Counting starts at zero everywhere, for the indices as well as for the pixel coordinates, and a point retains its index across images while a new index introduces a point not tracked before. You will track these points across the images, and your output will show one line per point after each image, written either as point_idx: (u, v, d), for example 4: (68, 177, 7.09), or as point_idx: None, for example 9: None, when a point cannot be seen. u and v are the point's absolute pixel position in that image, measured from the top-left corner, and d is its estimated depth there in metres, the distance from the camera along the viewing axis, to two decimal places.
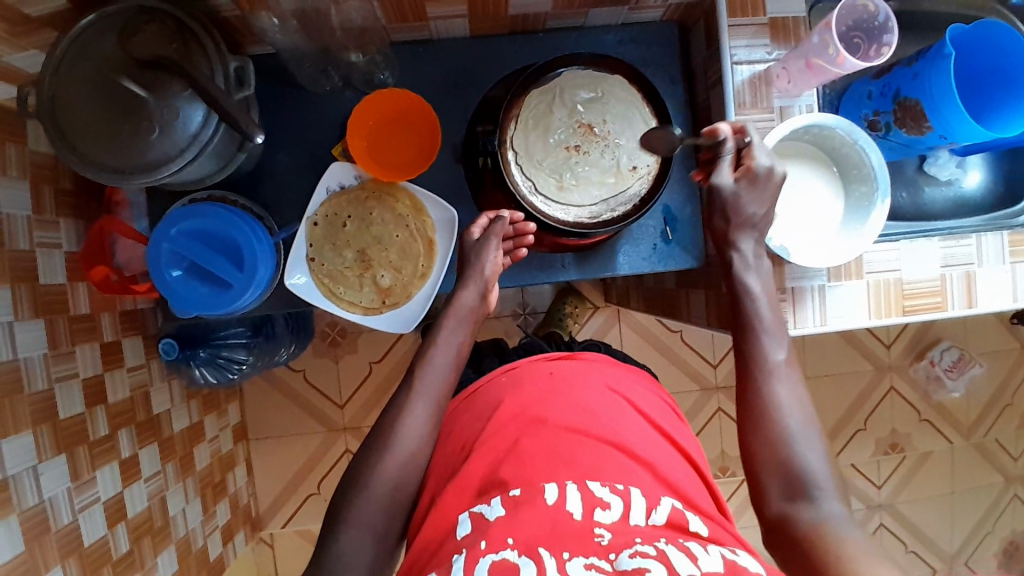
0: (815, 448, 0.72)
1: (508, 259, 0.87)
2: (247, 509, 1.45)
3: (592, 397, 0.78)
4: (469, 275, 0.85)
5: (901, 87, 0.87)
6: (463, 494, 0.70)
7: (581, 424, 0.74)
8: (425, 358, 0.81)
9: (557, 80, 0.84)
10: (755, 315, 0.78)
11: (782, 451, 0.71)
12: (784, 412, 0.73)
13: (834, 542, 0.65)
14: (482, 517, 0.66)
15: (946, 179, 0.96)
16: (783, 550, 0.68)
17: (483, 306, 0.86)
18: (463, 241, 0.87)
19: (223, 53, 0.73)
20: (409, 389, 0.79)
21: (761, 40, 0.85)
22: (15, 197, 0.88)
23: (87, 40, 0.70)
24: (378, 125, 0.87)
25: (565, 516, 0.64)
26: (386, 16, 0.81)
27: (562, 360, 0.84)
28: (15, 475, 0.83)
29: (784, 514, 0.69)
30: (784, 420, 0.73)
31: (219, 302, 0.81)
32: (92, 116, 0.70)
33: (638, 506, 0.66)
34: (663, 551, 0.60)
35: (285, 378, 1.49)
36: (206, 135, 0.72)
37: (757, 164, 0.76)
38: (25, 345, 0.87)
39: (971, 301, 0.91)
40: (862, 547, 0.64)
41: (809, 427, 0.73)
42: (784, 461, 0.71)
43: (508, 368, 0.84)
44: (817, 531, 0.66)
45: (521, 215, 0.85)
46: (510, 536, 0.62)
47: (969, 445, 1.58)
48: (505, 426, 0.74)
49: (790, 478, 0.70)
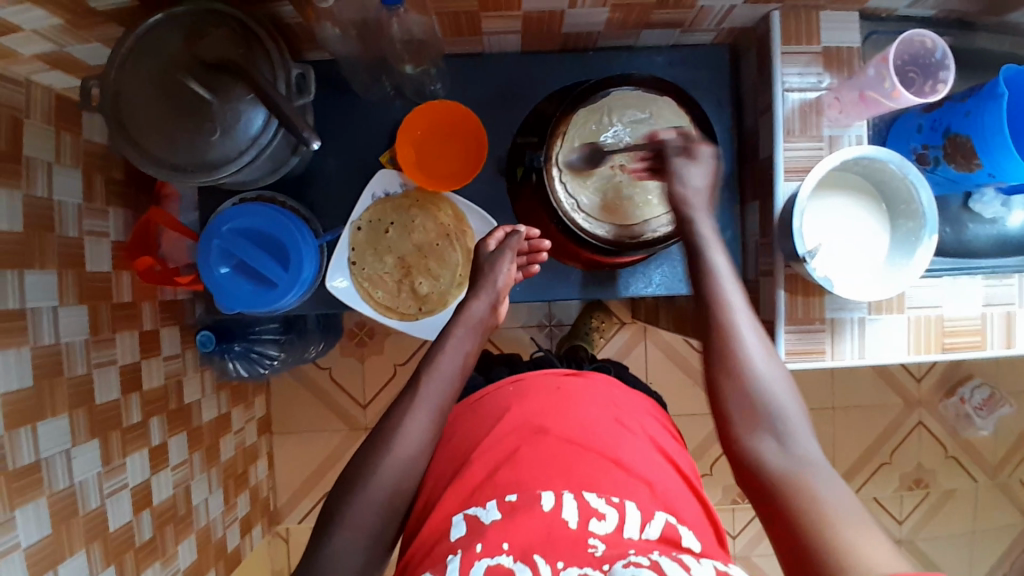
0: (780, 386, 0.72)
1: (520, 273, 0.90)
2: (265, 502, 1.47)
3: (596, 416, 0.75)
4: (481, 285, 0.85)
5: (952, 124, 0.85)
6: (459, 492, 0.69)
7: (582, 439, 0.72)
8: (431, 365, 0.80)
9: (606, 100, 0.86)
10: (712, 265, 0.78)
11: (746, 388, 0.71)
12: (747, 351, 0.73)
13: (805, 483, 0.63)
14: (477, 521, 0.65)
15: (990, 217, 0.92)
16: (744, 475, 0.69)
17: (493, 318, 0.86)
18: (479, 252, 0.88)
19: (287, 60, 0.74)
20: (412, 395, 0.77)
21: (814, 69, 0.85)
22: (66, 184, 0.89)
23: (152, 38, 0.71)
24: (426, 134, 0.89)
25: (560, 524, 0.63)
26: (442, 29, 0.83)
27: (571, 376, 0.81)
28: (48, 457, 0.84)
29: (748, 450, 0.69)
30: (748, 357, 0.73)
31: (263, 299, 0.84)
32: (155, 113, 0.71)
33: (632, 520, 0.64)
34: (656, 563, 0.58)
35: (311, 375, 1.51)
36: (265, 139, 0.73)
37: (698, 149, 0.82)
38: (68, 329, 0.88)
39: (1011, 341, 0.90)
40: (828, 485, 0.63)
41: (769, 361, 0.73)
42: (747, 397, 0.71)
43: (515, 380, 0.82)
44: (784, 471, 0.65)
45: (538, 232, 0.89)
46: (506, 541, 0.61)
47: (994, 485, 1.55)
48: (506, 436, 0.73)
49: (753, 410, 0.70)
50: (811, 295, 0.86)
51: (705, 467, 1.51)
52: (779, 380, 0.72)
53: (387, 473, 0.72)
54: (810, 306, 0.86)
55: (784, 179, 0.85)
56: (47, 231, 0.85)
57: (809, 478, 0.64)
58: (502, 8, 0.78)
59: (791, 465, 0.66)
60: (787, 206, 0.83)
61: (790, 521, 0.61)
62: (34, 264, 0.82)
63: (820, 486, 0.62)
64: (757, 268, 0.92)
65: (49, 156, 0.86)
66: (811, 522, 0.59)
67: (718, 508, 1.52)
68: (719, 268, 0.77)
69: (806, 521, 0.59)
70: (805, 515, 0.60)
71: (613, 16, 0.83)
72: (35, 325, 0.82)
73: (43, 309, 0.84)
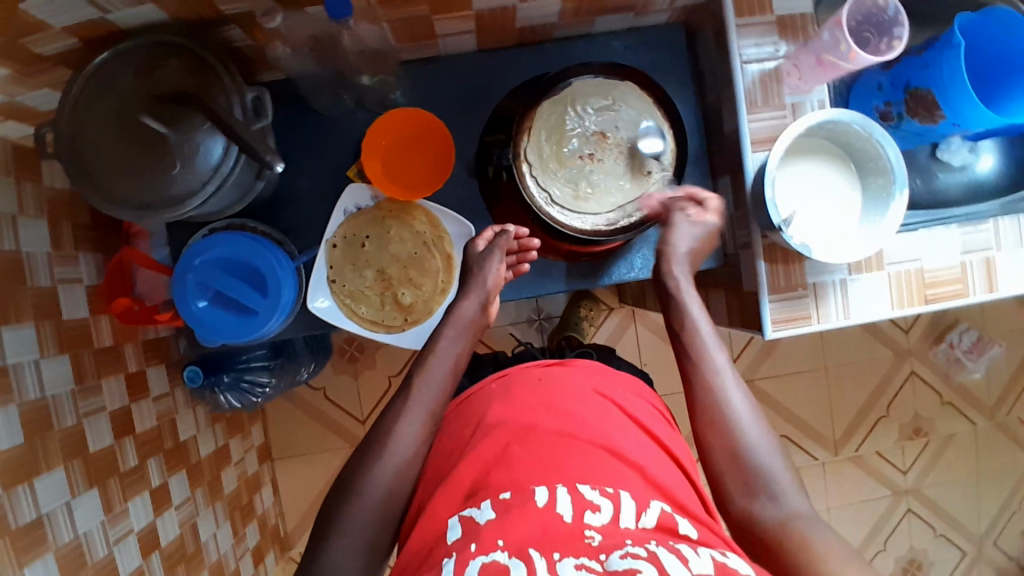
0: (764, 442, 0.74)
1: (510, 273, 0.91)
2: (275, 530, 1.45)
3: (584, 406, 0.75)
4: (472, 285, 0.87)
5: (912, 78, 0.85)
6: (453, 497, 0.68)
7: (572, 429, 0.72)
8: (424, 367, 0.80)
9: (568, 91, 0.86)
10: (694, 323, 0.83)
11: (734, 445, 0.73)
12: (733, 408, 0.76)
13: (799, 535, 0.66)
14: (472, 522, 0.63)
15: (960, 165, 0.93)
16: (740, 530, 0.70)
17: (484, 318, 0.87)
18: (469, 252, 0.89)
19: (240, 85, 0.73)
20: (406, 396, 0.77)
21: (770, 38, 0.85)
22: (34, 235, 0.87)
23: (104, 77, 0.70)
24: (392, 145, 0.88)
25: (556, 520, 0.61)
26: (395, 36, 0.82)
27: (554, 367, 0.81)
28: (50, 513, 0.82)
29: (744, 511, 0.71)
30: (734, 415, 0.75)
31: (246, 328, 0.83)
32: (113, 152, 0.70)
33: (627, 509, 0.63)
34: (654, 553, 0.55)
35: (305, 396, 1.51)
36: (226, 167, 0.72)
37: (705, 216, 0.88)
38: (52, 381, 0.86)
39: (992, 285, 0.90)
40: (823, 535, 0.65)
41: (755, 419, 0.76)
42: (737, 455, 0.73)
43: (500, 376, 0.82)
44: (781, 525, 0.68)
45: (525, 231, 0.90)
46: (501, 538, 0.58)
47: (992, 425, 1.57)
48: (495, 432, 0.72)
49: (746, 470, 0.72)
50: (791, 263, 0.86)
51: None
52: (765, 438, 0.74)
53: (390, 487, 0.71)
54: (792, 274, 0.87)
55: (752, 150, 0.85)
56: (19, 285, 0.83)
57: (805, 529, 0.66)
58: (453, 9, 0.78)
59: (786, 520, 0.68)
60: (758, 177, 0.83)
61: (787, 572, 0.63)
62: (10, 319, 0.81)
63: (815, 538, 0.65)
64: (736, 243, 0.92)
65: (13, 209, 0.84)
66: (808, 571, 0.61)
67: None
68: (700, 324, 0.82)
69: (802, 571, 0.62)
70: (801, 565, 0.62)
71: (565, 6, 0.83)
72: (18, 381, 0.81)
73: (25, 364, 0.82)
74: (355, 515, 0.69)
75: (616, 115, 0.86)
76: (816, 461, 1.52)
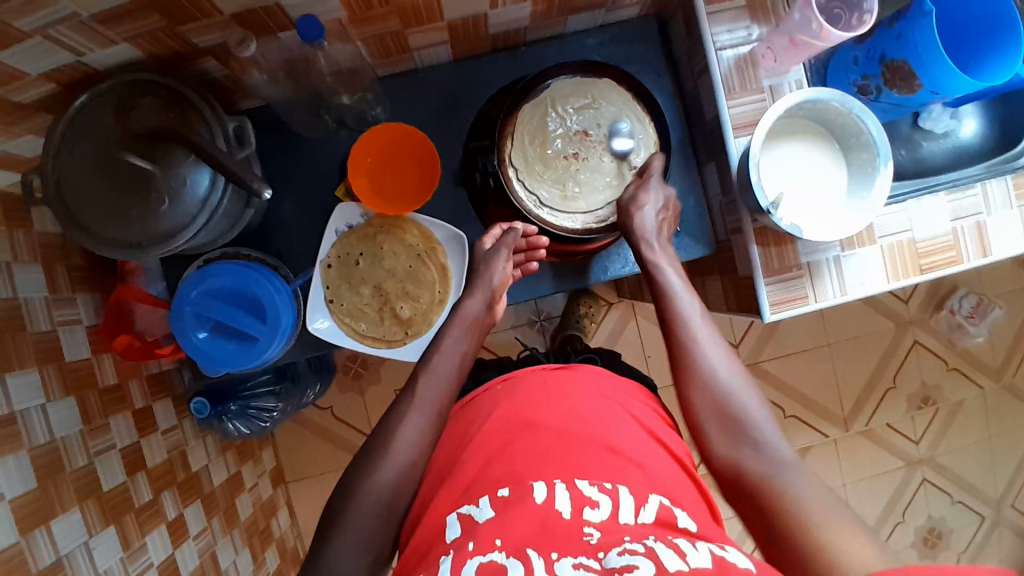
0: (744, 391, 0.75)
1: (519, 271, 0.91)
2: (295, 552, 1.45)
3: (588, 406, 0.75)
4: (476, 284, 0.87)
5: (886, 49, 0.85)
6: (453, 493, 0.68)
7: (574, 428, 0.72)
8: (427, 366, 0.80)
9: (546, 92, 0.86)
10: (668, 284, 0.83)
11: (714, 397, 0.75)
12: (711, 364, 0.77)
13: (779, 484, 0.67)
14: (471, 519, 0.63)
15: (942, 132, 0.93)
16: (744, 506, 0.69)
17: (488, 317, 0.87)
18: (476, 250, 0.89)
19: (220, 115, 0.74)
20: (409, 397, 0.77)
21: (741, 23, 0.85)
22: (30, 280, 0.86)
23: (82, 121, 0.70)
24: (376, 161, 0.88)
25: (554, 515, 0.61)
26: (370, 53, 0.83)
27: (559, 371, 0.81)
28: (69, 554, 0.82)
29: (728, 460, 0.72)
30: (713, 370, 0.76)
31: (247, 357, 0.84)
32: (99, 194, 0.70)
33: (627, 505, 0.63)
34: (652, 549, 0.55)
35: (313, 416, 1.51)
36: (214, 199, 0.73)
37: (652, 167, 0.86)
38: (61, 424, 0.87)
39: (985, 250, 0.90)
40: (803, 483, 0.66)
41: (733, 371, 0.77)
42: (717, 409, 0.74)
43: (505, 378, 0.82)
44: (761, 471, 0.69)
45: (534, 229, 0.87)
46: (499, 538, 0.59)
47: (1001, 387, 1.57)
48: (497, 431, 0.73)
49: (725, 421, 0.73)
50: (784, 245, 0.87)
51: None
52: (743, 388, 0.75)
53: (402, 500, 0.71)
54: (785, 255, 0.87)
55: (734, 136, 0.86)
56: (19, 330, 0.83)
57: (782, 475, 0.68)
58: (424, 20, 0.78)
59: (769, 470, 0.69)
60: (742, 161, 0.83)
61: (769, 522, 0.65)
62: (14, 365, 0.81)
63: (794, 486, 0.66)
64: (727, 229, 0.93)
65: (6, 256, 0.83)
66: (787, 518, 0.63)
67: None
68: (674, 286, 0.82)
69: (781, 521, 0.64)
70: (781, 512, 0.64)
71: (536, 8, 0.83)
72: (26, 426, 0.81)
73: (32, 409, 0.82)
74: (372, 532, 0.69)
75: (597, 113, 0.87)
76: (827, 438, 1.52)
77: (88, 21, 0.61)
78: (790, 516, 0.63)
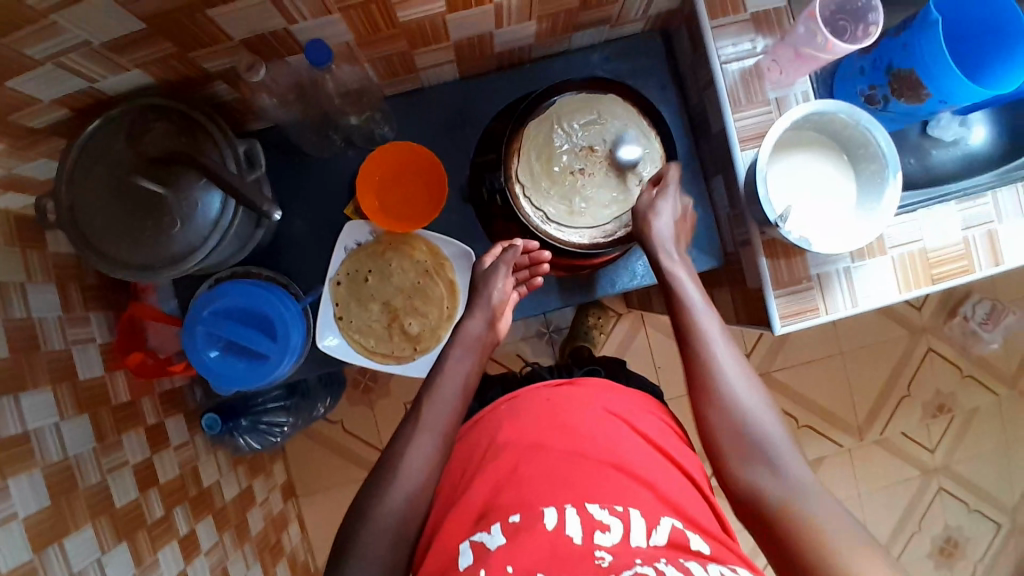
0: (765, 416, 0.73)
1: (524, 288, 0.91)
2: (307, 565, 1.45)
3: (596, 425, 0.75)
4: (476, 303, 0.86)
5: (893, 59, 0.85)
6: (464, 520, 0.68)
7: (582, 448, 0.72)
8: (432, 389, 0.80)
9: (552, 108, 0.87)
10: (687, 299, 0.81)
11: (735, 419, 0.73)
12: (733, 385, 0.75)
13: (802, 513, 0.65)
14: (483, 546, 0.63)
15: (952, 140, 0.92)
16: (763, 535, 0.67)
17: (492, 335, 0.87)
18: (476, 269, 0.89)
19: (232, 139, 0.75)
20: (414, 421, 0.77)
21: (746, 36, 0.85)
22: (44, 299, 0.87)
23: (95, 145, 0.71)
24: (383, 179, 0.89)
25: (565, 540, 0.61)
26: (377, 74, 0.83)
27: (562, 387, 0.81)
28: (82, 571, 0.82)
29: (745, 483, 0.70)
30: (735, 392, 0.74)
31: (258, 374, 0.85)
32: (112, 217, 0.71)
33: (638, 528, 0.63)
34: (663, 572, 0.56)
35: (324, 430, 1.52)
36: (225, 221, 0.73)
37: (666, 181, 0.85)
38: (73, 441, 0.87)
39: (997, 259, 0.89)
40: (827, 512, 0.65)
41: (753, 392, 0.75)
42: (737, 431, 0.72)
43: (510, 397, 0.82)
44: (783, 499, 0.67)
45: (536, 244, 0.87)
46: (510, 564, 0.59)
47: (1017, 395, 1.55)
48: (507, 453, 0.73)
49: (747, 444, 0.72)
50: (793, 256, 0.86)
51: None
52: (764, 410, 0.73)
53: (411, 516, 0.71)
54: (794, 267, 0.87)
55: (741, 148, 0.85)
56: (32, 349, 0.84)
57: (805, 502, 0.66)
58: (431, 42, 0.79)
59: (790, 495, 0.67)
60: (750, 173, 0.83)
61: (793, 553, 0.63)
62: (27, 384, 0.82)
63: (817, 514, 0.65)
64: (735, 241, 0.92)
65: (21, 276, 0.84)
66: (815, 556, 0.61)
67: None
68: (694, 301, 0.79)
69: (809, 556, 0.62)
70: (807, 547, 0.62)
71: (541, 27, 0.84)
72: (39, 444, 0.82)
73: (45, 427, 0.83)
74: (382, 550, 0.69)
75: (603, 127, 0.87)
76: (841, 447, 1.51)
77: (98, 48, 0.62)
78: (820, 551, 0.61)
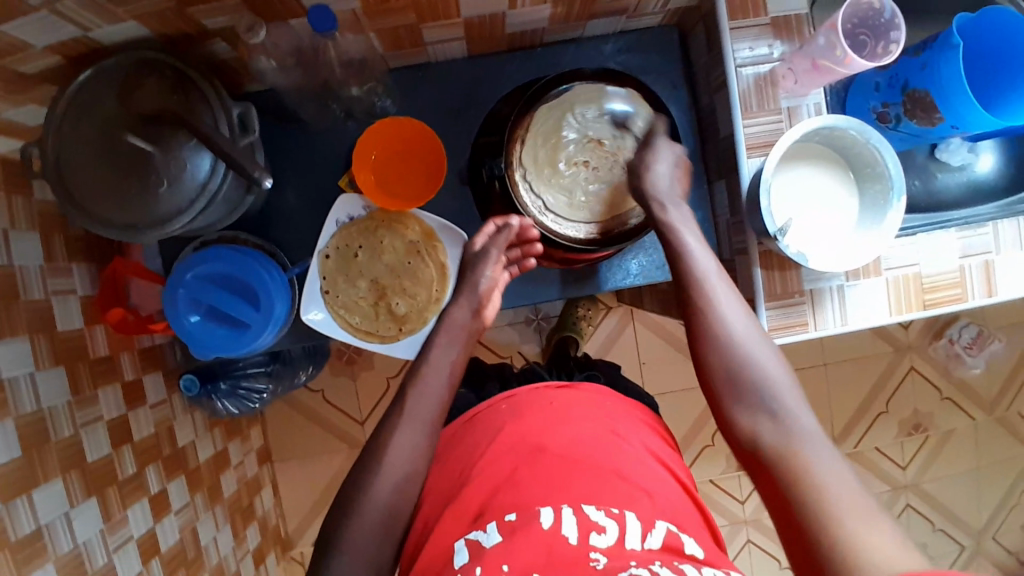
0: (766, 361, 0.72)
1: (515, 269, 0.90)
2: (276, 530, 1.46)
3: (589, 427, 0.75)
4: (464, 288, 0.87)
5: (909, 79, 0.84)
6: (459, 518, 0.68)
7: (576, 451, 0.71)
8: (420, 381, 0.79)
9: (563, 96, 0.84)
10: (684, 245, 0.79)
11: (731, 363, 0.72)
12: (730, 330, 0.73)
13: (799, 459, 0.64)
14: (478, 544, 0.64)
15: (959, 165, 0.91)
16: (763, 481, 0.66)
17: (479, 322, 0.87)
18: (467, 252, 0.89)
19: (226, 102, 0.72)
20: (400, 411, 0.76)
21: (764, 39, 0.83)
22: (27, 248, 0.85)
23: (86, 97, 0.69)
24: (382, 155, 0.87)
25: (561, 541, 0.62)
26: (383, 44, 0.81)
27: (562, 389, 0.80)
28: (49, 523, 0.82)
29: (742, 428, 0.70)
30: (733, 337, 0.73)
31: (240, 342, 0.83)
32: (97, 173, 0.69)
33: (633, 530, 0.63)
34: None
35: (304, 398, 1.51)
36: (214, 184, 0.71)
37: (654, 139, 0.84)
38: (48, 394, 0.86)
39: (991, 290, 0.89)
40: (824, 457, 0.64)
41: (753, 336, 0.74)
42: (734, 375, 0.72)
43: (509, 396, 0.81)
44: (779, 445, 0.66)
45: (530, 222, 0.86)
46: (505, 564, 0.60)
47: (992, 420, 1.57)
48: (504, 454, 0.72)
49: (744, 388, 0.71)
50: (787, 269, 0.86)
51: (709, 439, 1.51)
52: (765, 355, 0.72)
53: (385, 500, 0.71)
54: (787, 280, 0.86)
55: (748, 156, 0.84)
56: (11, 299, 0.82)
57: (804, 448, 0.65)
58: (440, 17, 0.76)
59: (786, 442, 0.67)
60: (753, 182, 0.82)
61: (787, 494, 0.63)
62: (4, 333, 0.80)
63: (815, 458, 0.64)
64: (732, 248, 0.91)
65: (3, 223, 0.81)
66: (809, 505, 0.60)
67: (724, 477, 1.51)
68: (690, 247, 0.78)
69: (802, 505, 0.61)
70: (804, 495, 0.61)
71: (556, 11, 0.81)
72: (14, 394, 0.80)
73: (21, 378, 0.82)
74: (352, 531, 0.69)
75: (615, 120, 0.85)
76: None
77: None
78: (814, 498, 0.60)
